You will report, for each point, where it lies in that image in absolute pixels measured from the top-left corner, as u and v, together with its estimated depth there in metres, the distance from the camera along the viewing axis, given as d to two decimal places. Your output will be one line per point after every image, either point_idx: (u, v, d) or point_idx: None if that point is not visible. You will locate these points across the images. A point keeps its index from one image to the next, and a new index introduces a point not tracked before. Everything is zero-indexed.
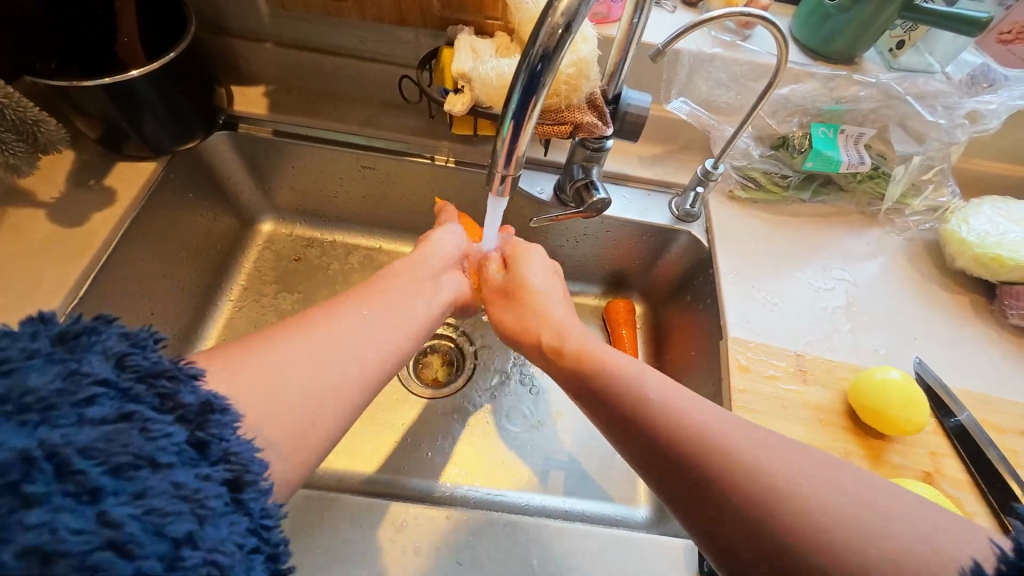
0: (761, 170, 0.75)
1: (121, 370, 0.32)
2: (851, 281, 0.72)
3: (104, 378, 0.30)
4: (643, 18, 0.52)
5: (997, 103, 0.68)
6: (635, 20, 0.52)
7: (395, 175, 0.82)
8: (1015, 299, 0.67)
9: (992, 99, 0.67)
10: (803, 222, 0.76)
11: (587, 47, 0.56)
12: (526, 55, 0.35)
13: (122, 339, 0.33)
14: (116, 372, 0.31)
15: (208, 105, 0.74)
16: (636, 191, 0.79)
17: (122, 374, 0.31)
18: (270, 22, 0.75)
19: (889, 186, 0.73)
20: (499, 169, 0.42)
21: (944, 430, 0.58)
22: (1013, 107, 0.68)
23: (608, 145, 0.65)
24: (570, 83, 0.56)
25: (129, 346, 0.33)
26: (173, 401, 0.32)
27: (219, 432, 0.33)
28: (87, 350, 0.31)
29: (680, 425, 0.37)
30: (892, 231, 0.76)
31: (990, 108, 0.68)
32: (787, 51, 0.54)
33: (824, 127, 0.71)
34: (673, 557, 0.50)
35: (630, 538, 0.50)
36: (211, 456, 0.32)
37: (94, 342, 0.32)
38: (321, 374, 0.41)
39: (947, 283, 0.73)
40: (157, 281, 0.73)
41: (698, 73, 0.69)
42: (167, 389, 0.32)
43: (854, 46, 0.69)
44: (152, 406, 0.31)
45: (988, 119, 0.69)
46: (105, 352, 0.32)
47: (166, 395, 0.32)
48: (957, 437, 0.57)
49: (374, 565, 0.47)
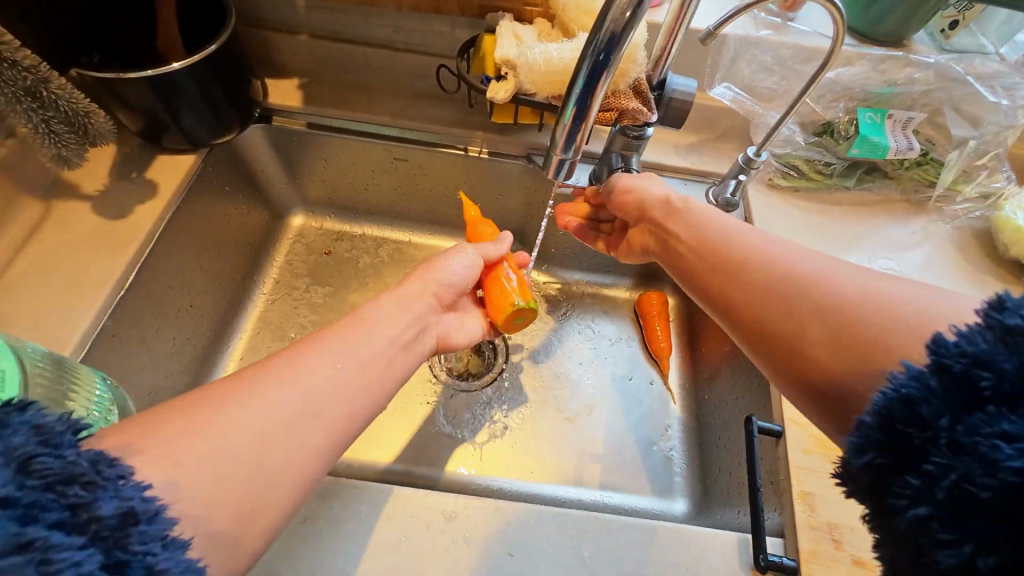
0: (803, 157, 0.73)
1: (25, 477, 0.26)
2: (899, 270, 0.69)
3: (0, 495, 0.25)
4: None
5: None
6: (687, 0, 0.50)
7: (427, 167, 0.82)
8: None
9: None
10: (846, 210, 0.74)
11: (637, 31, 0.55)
12: (592, 40, 0.34)
13: (33, 434, 0.27)
14: (19, 480, 0.26)
15: (242, 97, 0.74)
16: (672, 179, 0.76)
17: (26, 483, 0.26)
18: (304, 14, 0.75)
19: (941, 173, 0.71)
20: (557, 155, 0.42)
21: None
22: None
23: (649, 134, 0.61)
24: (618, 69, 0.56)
25: (40, 444, 0.27)
26: (89, 512, 0.27)
27: (141, 548, 0.27)
28: None
29: (796, 278, 0.42)
30: (940, 220, 0.73)
31: None
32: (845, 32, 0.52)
33: (871, 112, 0.69)
34: (725, 552, 0.49)
35: (680, 531, 0.50)
36: None
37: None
38: (291, 426, 0.37)
39: (1000, 273, 0.70)
40: (195, 274, 0.74)
41: (742, 56, 0.67)
42: (81, 500, 0.27)
43: (904, 27, 0.67)
44: (60, 523, 0.26)
45: None
46: (10, 451, 0.26)
47: (80, 505, 0.27)
48: None
49: (424, 556, 0.47)
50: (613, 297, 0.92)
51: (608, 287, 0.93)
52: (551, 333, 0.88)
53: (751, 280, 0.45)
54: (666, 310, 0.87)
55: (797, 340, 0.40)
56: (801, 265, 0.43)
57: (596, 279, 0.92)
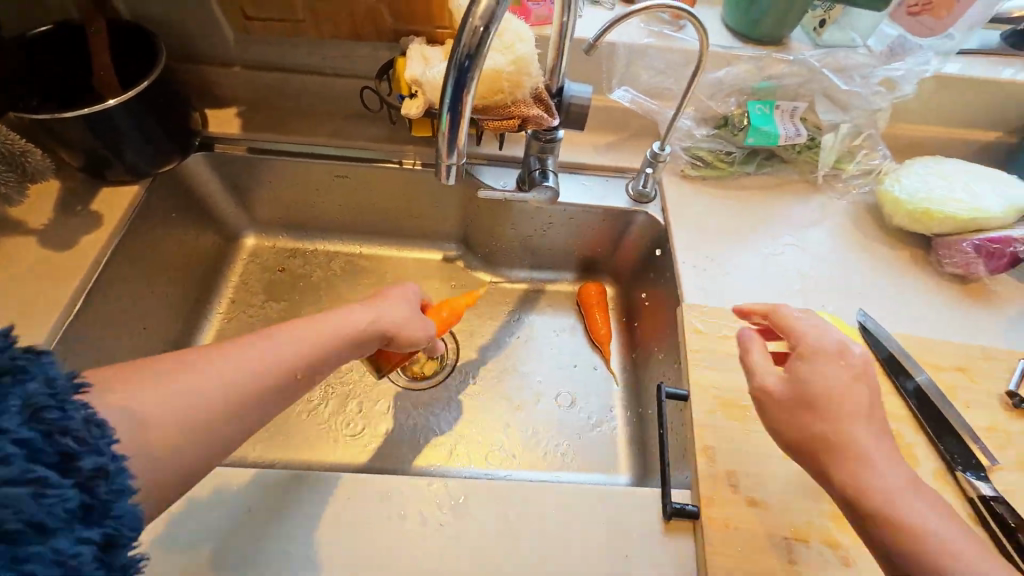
0: (706, 148, 0.80)
1: (34, 421, 0.32)
2: (799, 245, 0.76)
3: (14, 434, 0.31)
4: (572, 17, 0.56)
5: (905, 69, 0.74)
6: (566, 19, 0.56)
7: (366, 182, 0.87)
8: (948, 250, 0.73)
9: (903, 67, 0.74)
10: (750, 193, 0.81)
11: (526, 46, 0.61)
12: (454, 53, 0.40)
13: (46, 385, 0.34)
14: (30, 425, 0.32)
15: (182, 129, 0.78)
16: (594, 178, 0.84)
17: (30, 425, 0.32)
18: (237, 47, 0.80)
19: (821, 155, 0.79)
20: (444, 159, 0.47)
21: (905, 395, 0.61)
22: (921, 72, 0.74)
23: (559, 135, 0.70)
24: (512, 80, 0.61)
25: (51, 397, 0.33)
26: (71, 463, 0.33)
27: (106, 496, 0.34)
28: (7, 390, 0.32)
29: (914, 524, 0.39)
30: (835, 196, 0.81)
31: (900, 75, 0.74)
32: (708, 41, 0.59)
33: (760, 104, 0.77)
34: (640, 508, 0.54)
35: (599, 493, 0.54)
36: (97, 521, 0.33)
37: (16, 382, 0.33)
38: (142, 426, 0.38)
39: (888, 240, 0.78)
40: (146, 299, 0.77)
41: (636, 62, 0.75)
42: (69, 450, 0.33)
43: (778, 28, 0.75)
44: (52, 468, 0.32)
45: (902, 84, 0.75)
46: (25, 399, 0.32)
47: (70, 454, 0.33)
48: (917, 400, 0.61)
49: (364, 532, 0.51)
50: (556, 292, 0.97)
51: (552, 283, 0.97)
52: (500, 329, 0.92)
53: (892, 525, 0.39)
54: (604, 300, 0.93)
55: (879, 526, 0.40)
56: (907, 495, 0.40)
57: (539, 276, 0.97)
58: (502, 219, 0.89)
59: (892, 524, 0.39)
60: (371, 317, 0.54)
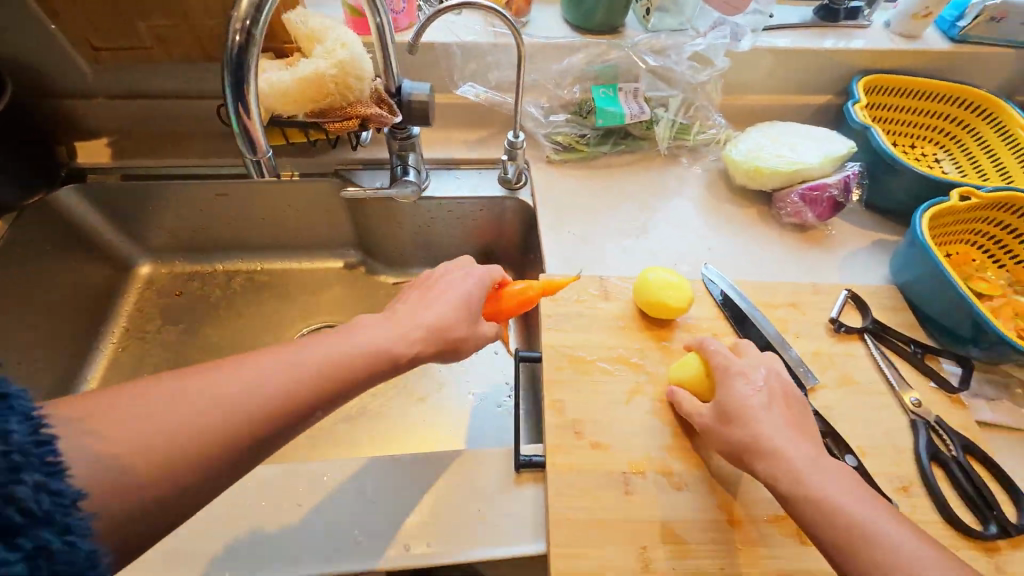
0: (566, 132, 0.86)
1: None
2: (656, 212, 0.83)
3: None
4: (382, 17, 0.60)
5: (707, 44, 0.83)
6: (378, 20, 0.60)
7: (247, 197, 0.90)
8: (784, 202, 0.80)
9: (705, 43, 0.83)
10: (612, 170, 0.88)
11: (348, 51, 0.64)
12: (228, 56, 0.48)
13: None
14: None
15: (41, 160, 0.82)
16: (468, 172, 0.88)
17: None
18: (93, 78, 0.84)
19: (656, 128, 0.86)
20: (256, 154, 0.55)
21: None
22: (719, 45, 0.83)
23: (414, 132, 0.76)
24: (340, 83, 0.65)
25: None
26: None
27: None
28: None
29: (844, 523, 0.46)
30: (688, 166, 0.89)
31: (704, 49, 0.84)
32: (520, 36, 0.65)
33: (604, 88, 0.84)
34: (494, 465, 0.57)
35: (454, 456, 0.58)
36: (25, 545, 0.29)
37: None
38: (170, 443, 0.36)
39: (737, 200, 0.85)
40: (22, 332, 0.77)
41: (477, 61, 0.84)
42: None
43: (607, 18, 0.83)
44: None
45: (712, 58, 0.84)
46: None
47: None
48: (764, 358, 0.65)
49: (223, 525, 0.52)
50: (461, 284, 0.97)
51: None
52: None
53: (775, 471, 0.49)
54: None
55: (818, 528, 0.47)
56: (838, 500, 0.47)
57: None
58: (392, 216, 0.90)
59: (815, 513, 0.47)
60: (402, 336, 0.48)
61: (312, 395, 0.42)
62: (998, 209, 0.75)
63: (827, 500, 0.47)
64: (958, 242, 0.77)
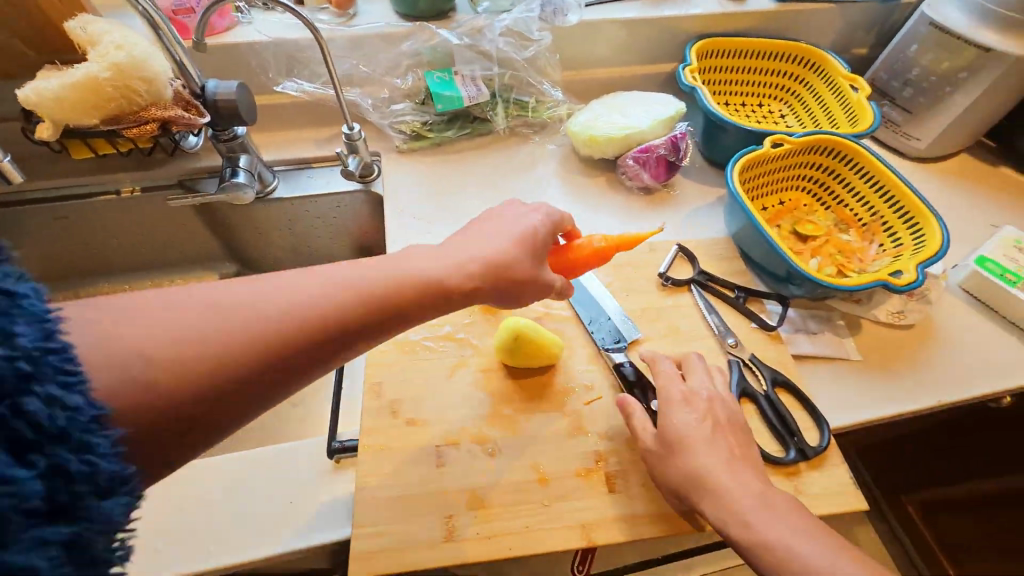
0: (408, 121, 0.86)
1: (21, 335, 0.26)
2: (506, 190, 0.83)
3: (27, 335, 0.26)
4: (156, 12, 0.60)
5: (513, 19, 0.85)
6: (153, 15, 0.60)
7: (90, 219, 0.83)
8: (625, 167, 0.81)
9: (511, 18, 0.84)
10: (464, 154, 0.87)
11: (122, 53, 0.60)
12: None
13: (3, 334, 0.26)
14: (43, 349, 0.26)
15: None
16: (319, 169, 0.86)
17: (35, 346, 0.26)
18: None
19: (495, 111, 0.87)
20: None
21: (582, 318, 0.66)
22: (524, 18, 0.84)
23: (240, 132, 0.74)
24: (121, 87, 0.61)
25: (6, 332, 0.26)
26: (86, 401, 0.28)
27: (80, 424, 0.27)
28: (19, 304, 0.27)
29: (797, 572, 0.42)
30: (540, 142, 0.89)
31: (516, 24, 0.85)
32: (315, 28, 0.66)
33: (440, 73, 0.84)
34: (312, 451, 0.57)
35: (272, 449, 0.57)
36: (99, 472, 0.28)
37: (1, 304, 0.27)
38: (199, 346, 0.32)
39: (587, 170, 0.86)
40: None
41: (293, 55, 0.82)
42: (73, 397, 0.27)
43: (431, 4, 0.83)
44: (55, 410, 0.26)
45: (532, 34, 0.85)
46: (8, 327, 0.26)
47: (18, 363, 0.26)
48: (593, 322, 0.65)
49: None
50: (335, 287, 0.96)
51: None
52: None
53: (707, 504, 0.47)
54: None
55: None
56: (789, 543, 0.43)
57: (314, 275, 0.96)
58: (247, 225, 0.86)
59: (764, 557, 0.43)
60: (457, 266, 0.44)
61: (302, 332, 0.35)
62: (827, 155, 0.77)
63: (755, 522, 0.45)
64: (786, 189, 0.79)
